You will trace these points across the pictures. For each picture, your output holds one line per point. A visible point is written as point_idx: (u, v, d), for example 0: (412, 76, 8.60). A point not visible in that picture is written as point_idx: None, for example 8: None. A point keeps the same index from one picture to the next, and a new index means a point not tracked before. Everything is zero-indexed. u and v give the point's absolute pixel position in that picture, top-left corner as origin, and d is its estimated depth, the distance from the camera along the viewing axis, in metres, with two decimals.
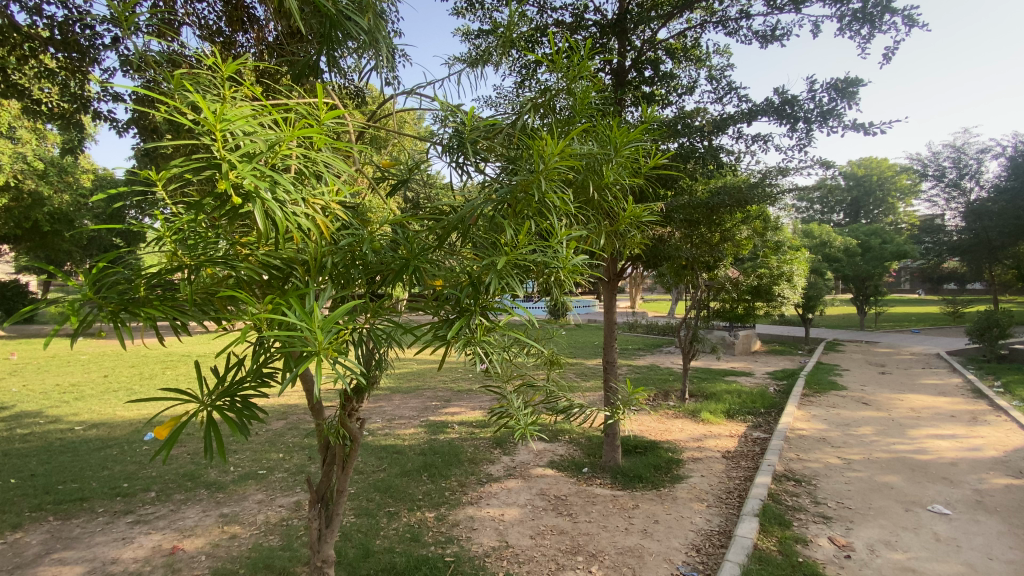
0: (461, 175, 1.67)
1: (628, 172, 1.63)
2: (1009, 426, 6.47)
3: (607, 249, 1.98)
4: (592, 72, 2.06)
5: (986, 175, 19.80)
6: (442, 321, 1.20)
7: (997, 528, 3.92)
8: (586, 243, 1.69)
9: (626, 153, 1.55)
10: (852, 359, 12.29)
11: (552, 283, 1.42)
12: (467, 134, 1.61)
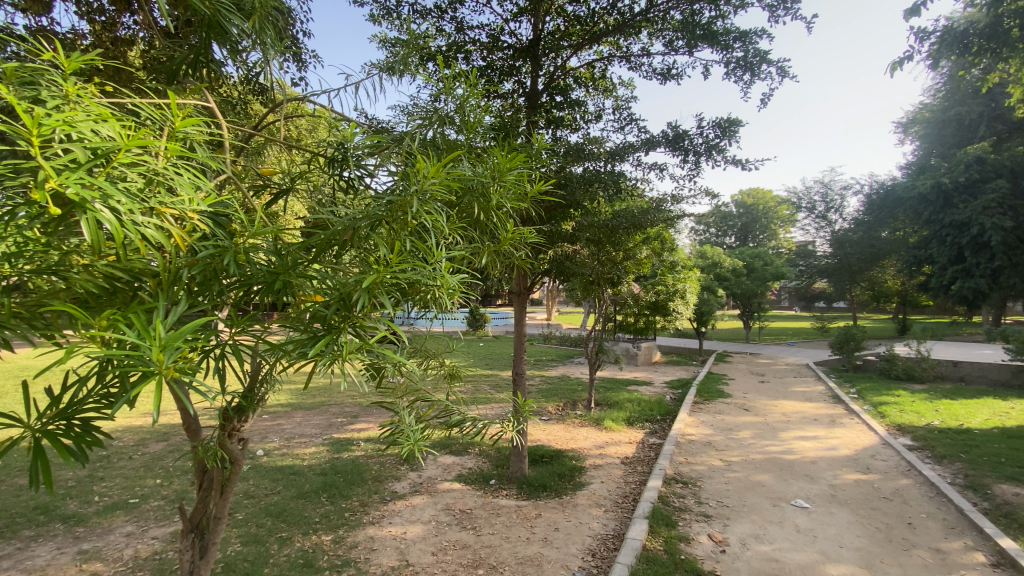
0: (346, 188, 1.68)
1: (512, 196, 1.73)
2: (859, 427, 7.48)
3: (501, 266, 2.07)
4: (487, 97, 2.17)
5: (846, 209, 23.06)
6: (309, 338, 1.18)
7: (845, 518, 4.46)
8: (473, 262, 1.76)
9: (509, 179, 1.66)
10: (738, 369, 13.59)
11: (433, 302, 1.46)
12: (351, 148, 1.62)
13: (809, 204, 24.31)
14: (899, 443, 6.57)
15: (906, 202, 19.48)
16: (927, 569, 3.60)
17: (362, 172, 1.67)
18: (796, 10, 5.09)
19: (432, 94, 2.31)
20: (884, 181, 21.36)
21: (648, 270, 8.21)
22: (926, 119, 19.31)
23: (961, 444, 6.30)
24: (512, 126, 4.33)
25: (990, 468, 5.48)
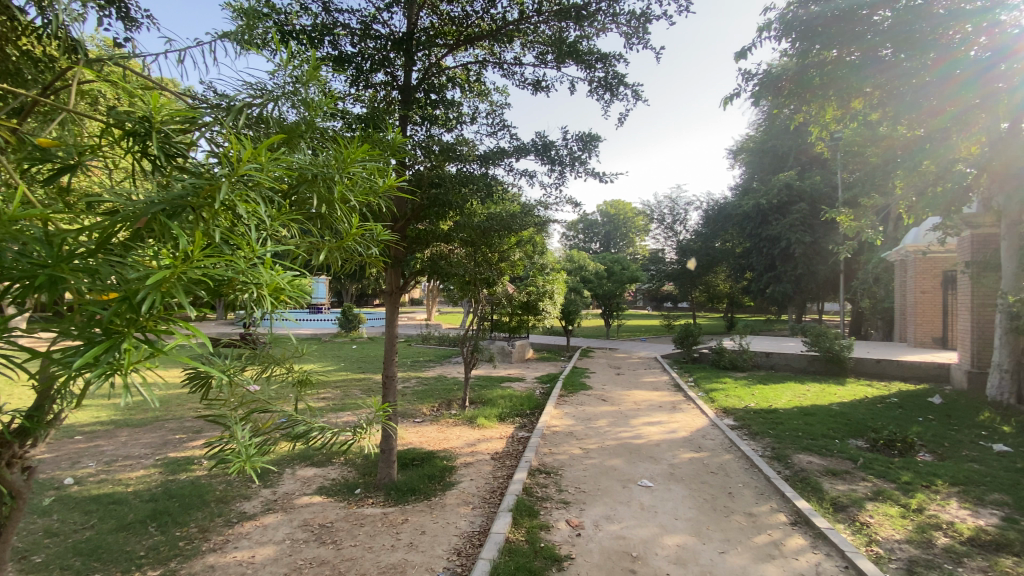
0: (151, 169, 1.48)
1: (355, 191, 1.70)
2: (694, 411, 8.60)
3: (344, 262, 2.02)
4: (331, 83, 2.08)
5: (688, 222, 26.48)
6: (84, 343, 1.03)
7: (681, 493, 5.07)
8: (308, 260, 1.70)
9: (355, 172, 1.65)
10: (599, 363, 14.75)
11: (252, 302, 1.36)
12: (158, 123, 1.43)
13: (659, 216, 27.45)
14: (725, 424, 7.67)
15: (734, 218, 22.92)
16: (742, 530, 4.18)
17: (174, 149, 1.47)
18: (647, 39, 5.65)
19: (273, 71, 2.13)
20: (718, 199, 24.87)
21: (520, 272, 8.52)
22: (750, 148, 22.93)
23: (769, 422, 7.55)
24: (380, 118, 4.15)
25: (788, 440, 6.64)
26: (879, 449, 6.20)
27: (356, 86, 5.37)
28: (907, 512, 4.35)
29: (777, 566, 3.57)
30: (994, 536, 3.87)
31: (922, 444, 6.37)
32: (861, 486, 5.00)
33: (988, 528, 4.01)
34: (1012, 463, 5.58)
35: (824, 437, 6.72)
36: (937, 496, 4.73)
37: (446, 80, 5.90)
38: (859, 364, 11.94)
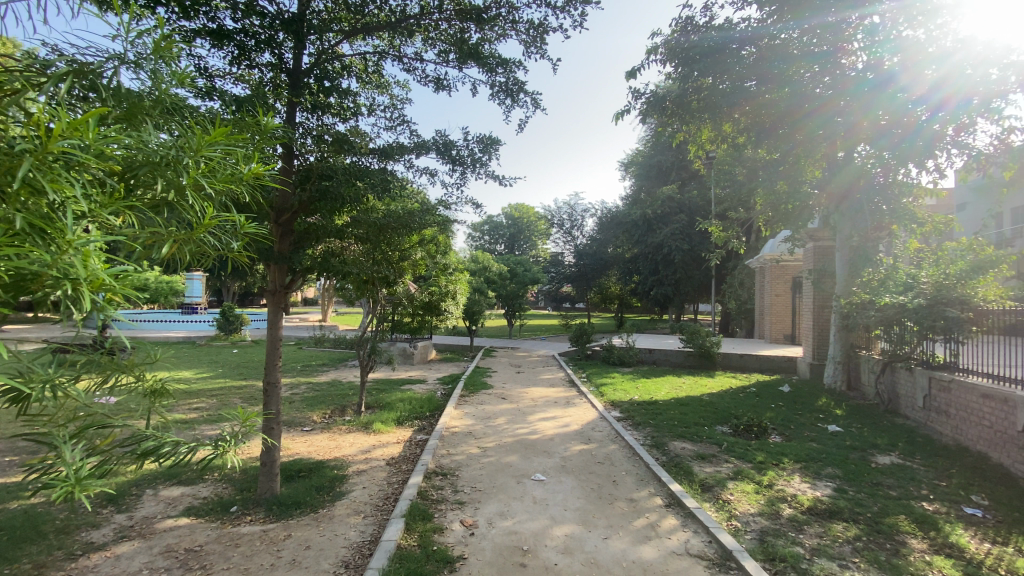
0: None
1: (209, 178, 1.63)
2: (587, 406, 9.07)
3: (196, 257, 1.87)
4: (184, 55, 1.91)
5: (585, 228, 28.11)
6: None
7: (571, 484, 5.32)
8: (150, 250, 1.59)
9: (208, 156, 1.60)
10: (500, 362, 14.97)
11: (69, 302, 1.30)
12: None
13: (559, 221, 28.92)
14: (612, 416, 8.18)
15: (624, 225, 24.57)
16: (625, 516, 4.48)
17: None
18: (545, 50, 5.86)
19: (109, 37, 1.88)
20: (611, 207, 26.52)
21: (420, 271, 8.36)
22: (639, 162, 24.74)
23: (651, 413, 8.19)
24: (266, 101, 3.82)
25: (667, 429, 7.26)
26: (741, 433, 7.02)
27: (238, 66, 4.90)
28: (760, 488, 4.97)
29: (654, 547, 3.88)
30: (825, 504, 4.55)
31: (773, 428, 7.33)
32: (725, 468, 5.62)
33: (821, 498, 4.71)
34: (839, 441, 6.62)
35: (696, 425, 7.44)
36: (783, 473, 5.46)
37: (341, 68, 5.60)
38: (726, 359, 13.40)
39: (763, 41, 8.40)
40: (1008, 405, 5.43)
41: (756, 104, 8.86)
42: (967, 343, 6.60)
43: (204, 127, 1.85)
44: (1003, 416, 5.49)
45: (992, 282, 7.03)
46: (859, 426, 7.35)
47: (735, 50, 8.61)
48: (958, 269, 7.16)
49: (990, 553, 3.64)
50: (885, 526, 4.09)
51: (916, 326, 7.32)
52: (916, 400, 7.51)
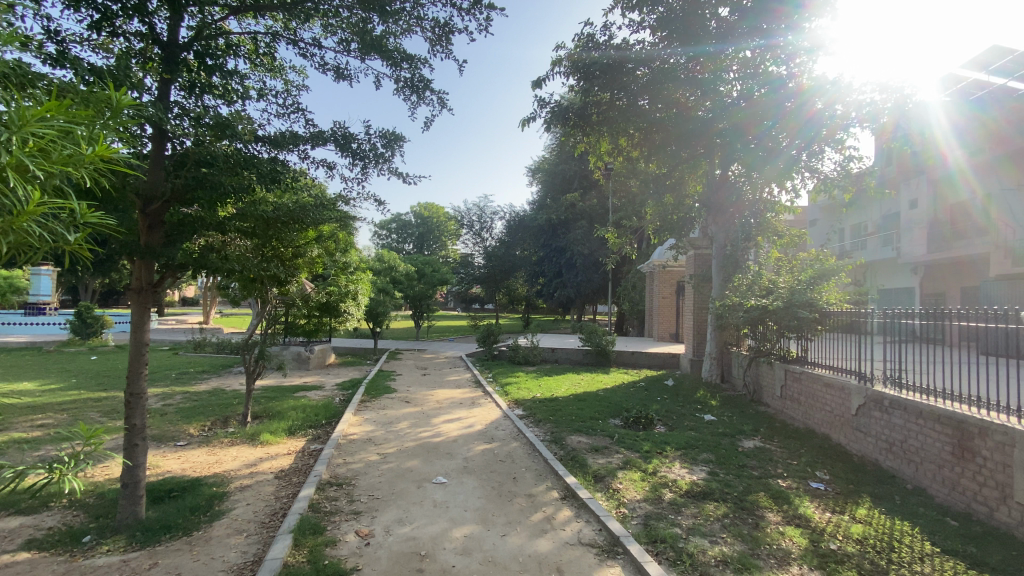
0: None
1: (42, 157, 1.43)
2: (491, 406, 9.16)
3: (24, 250, 1.61)
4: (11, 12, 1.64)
5: (493, 230, 28.35)
6: None
7: (472, 484, 5.33)
8: None
9: (41, 133, 1.40)
10: (404, 365, 14.60)
11: None
12: None
13: (468, 222, 28.85)
14: (514, 415, 8.34)
15: (530, 229, 25.20)
16: (523, 511, 4.59)
17: None
18: (450, 50, 5.82)
19: None
20: (518, 211, 27.07)
21: (318, 270, 7.89)
22: (545, 169, 25.53)
23: (551, 410, 8.48)
24: (130, 74, 3.37)
25: (565, 424, 7.57)
26: (631, 425, 7.53)
27: (96, 31, 4.24)
28: (646, 476, 5.37)
29: (549, 539, 4.01)
30: (700, 487, 5.03)
31: (659, 419, 7.96)
32: (616, 458, 5.99)
33: (697, 481, 5.20)
34: (714, 429, 7.36)
35: (591, 420, 7.85)
36: (667, 460, 5.94)
37: (226, 45, 5.08)
38: (621, 356, 14.30)
39: (655, 63, 9.14)
40: (844, 391, 6.41)
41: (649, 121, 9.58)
42: (814, 340, 7.69)
43: (37, 99, 1.60)
44: (840, 402, 6.48)
45: (833, 287, 8.27)
46: (729, 415, 8.25)
47: (631, 69, 9.32)
48: (811, 275, 8.41)
49: (828, 519, 4.25)
50: (749, 503, 4.61)
51: (776, 325, 8.37)
52: (775, 389, 8.57)
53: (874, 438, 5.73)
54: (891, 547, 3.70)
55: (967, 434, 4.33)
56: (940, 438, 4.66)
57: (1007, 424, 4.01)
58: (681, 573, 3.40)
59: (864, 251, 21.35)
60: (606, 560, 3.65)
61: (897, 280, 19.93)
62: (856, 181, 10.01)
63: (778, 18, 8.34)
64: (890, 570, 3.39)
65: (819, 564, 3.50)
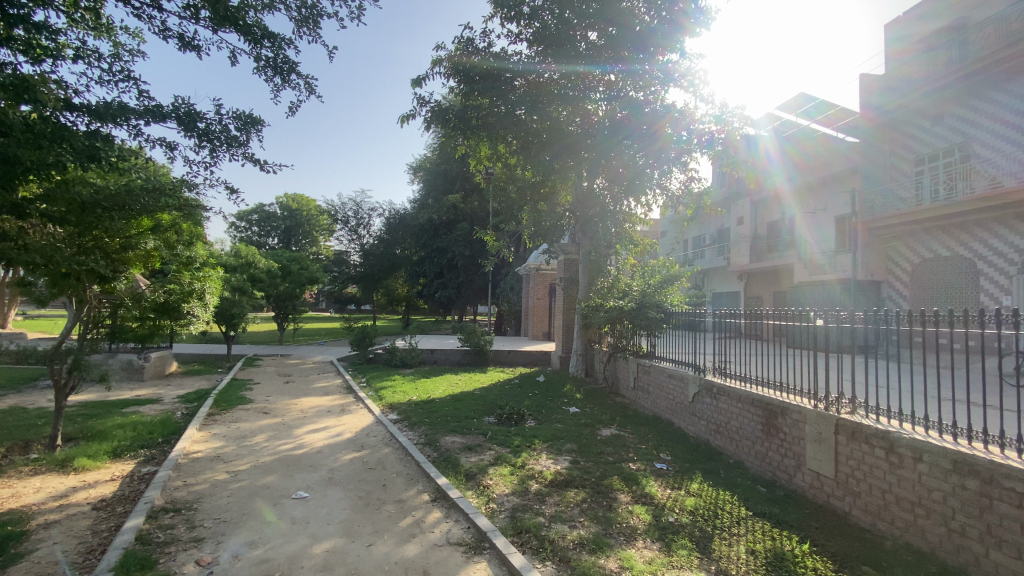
0: None
1: None
2: (362, 412, 8.76)
3: None
4: None
5: (371, 227, 26.95)
6: None
7: (337, 496, 5.03)
8: None
9: None
10: (265, 372, 13.26)
11: None
12: None
13: (343, 217, 26.92)
14: (387, 419, 8.06)
15: (411, 228, 24.63)
16: (390, 518, 4.46)
17: None
18: (319, 34, 5.49)
19: None
20: (398, 209, 26.22)
21: (156, 265, 6.88)
22: (427, 168, 25.17)
23: (426, 412, 8.34)
24: None
25: (440, 425, 7.50)
26: (504, 421, 7.76)
27: None
28: (515, 470, 5.58)
29: (417, 544, 3.96)
30: (563, 475, 5.37)
31: (530, 414, 8.30)
32: (487, 455, 6.13)
33: (560, 470, 5.54)
34: (578, 420, 7.92)
35: (466, 419, 7.90)
36: (535, 453, 6.23)
37: None
38: (497, 355, 14.66)
39: (531, 77, 9.71)
40: (682, 380, 7.35)
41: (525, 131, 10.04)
42: (661, 336, 8.66)
43: None
44: (679, 389, 7.41)
45: (675, 291, 9.46)
46: (591, 406, 8.95)
47: (509, 79, 9.81)
48: (658, 280, 9.51)
49: (668, 496, 4.81)
50: (604, 487, 5.04)
51: (631, 324, 9.29)
52: (629, 381, 9.48)
53: (706, 421, 6.62)
54: (715, 515, 4.31)
55: (774, 414, 5.20)
56: (754, 417, 5.56)
57: (802, 404, 4.89)
58: (542, 559, 3.59)
59: (702, 259, 24.56)
60: (473, 557, 3.71)
61: (726, 285, 23.28)
62: (695, 199, 11.51)
63: (637, 50, 9.19)
64: (713, 534, 3.95)
65: (660, 536, 3.94)
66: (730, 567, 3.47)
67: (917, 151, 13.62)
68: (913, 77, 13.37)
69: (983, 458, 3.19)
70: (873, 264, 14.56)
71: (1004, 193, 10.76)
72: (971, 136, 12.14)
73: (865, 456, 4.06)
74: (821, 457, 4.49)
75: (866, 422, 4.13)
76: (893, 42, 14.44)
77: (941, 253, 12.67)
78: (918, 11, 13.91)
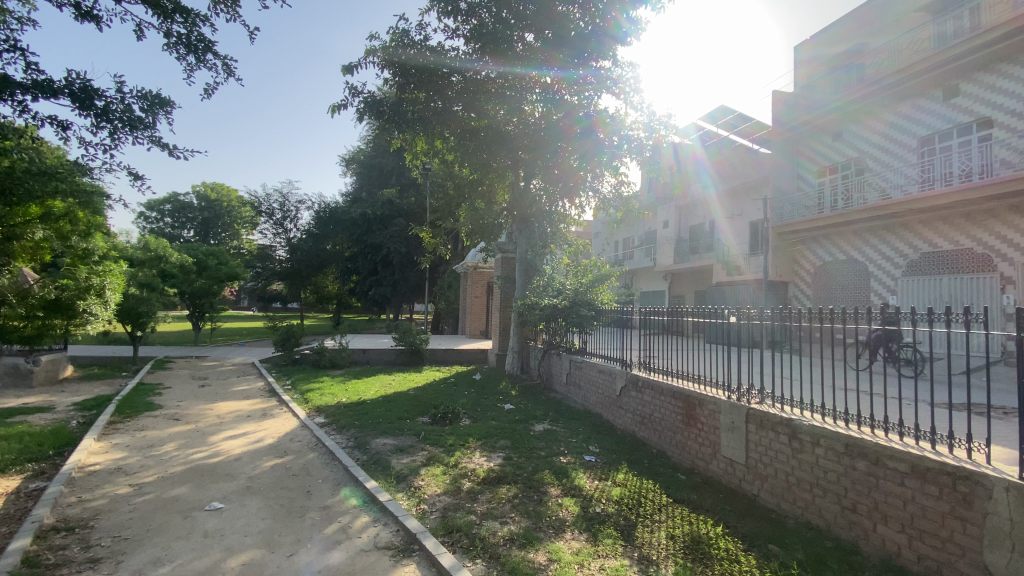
0: None
1: None
2: (285, 416, 8.30)
3: None
4: None
5: (299, 221, 25.59)
6: None
7: (256, 505, 4.74)
8: None
9: None
10: (177, 375, 12.22)
11: None
12: None
13: (268, 210, 25.30)
14: (314, 423, 7.70)
15: (343, 223, 23.68)
16: (315, 526, 4.27)
17: None
18: (238, 14, 5.14)
19: None
20: (329, 202, 25.11)
21: (46, 259, 6.15)
22: (361, 161, 24.31)
23: (356, 415, 8.04)
24: None
25: (370, 428, 7.26)
26: (438, 421, 7.66)
27: None
28: (447, 469, 5.52)
29: (342, 550, 3.81)
30: (495, 472, 5.40)
31: (465, 412, 8.27)
32: (419, 456, 6.02)
33: (493, 467, 5.56)
34: (512, 417, 7.99)
35: (399, 420, 7.72)
36: (468, 451, 6.21)
37: None
38: (433, 354, 14.45)
39: (469, 74, 9.63)
40: (610, 375, 7.62)
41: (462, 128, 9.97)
42: (592, 333, 8.94)
43: None
44: (607, 384, 7.69)
45: (606, 290, 9.80)
46: (525, 403, 9.06)
47: (446, 75, 9.71)
48: (590, 279, 9.83)
49: (595, 487, 4.98)
50: (535, 481, 5.12)
51: (564, 322, 9.50)
52: (562, 377, 9.69)
53: (631, 413, 6.91)
54: (639, 503, 4.52)
55: (692, 405, 5.53)
56: (674, 409, 5.88)
57: (717, 395, 5.23)
58: (473, 557, 3.59)
59: (631, 259, 25.60)
60: (401, 560, 3.64)
61: (653, 284, 24.43)
62: (624, 202, 11.97)
63: (572, 55, 9.35)
64: (636, 522, 4.14)
65: (587, 527, 4.06)
66: (652, 552, 3.65)
67: (821, 164, 15.01)
68: (817, 96, 14.76)
69: (870, 441, 3.56)
70: (782, 265, 15.76)
71: (890, 204, 12.10)
72: (866, 153, 13.57)
73: (771, 442, 4.41)
74: (734, 444, 4.83)
75: (772, 411, 4.49)
76: (801, 63, 15.89)
77: (838, 256, 14.04)
78: (822, 37, 15.33)
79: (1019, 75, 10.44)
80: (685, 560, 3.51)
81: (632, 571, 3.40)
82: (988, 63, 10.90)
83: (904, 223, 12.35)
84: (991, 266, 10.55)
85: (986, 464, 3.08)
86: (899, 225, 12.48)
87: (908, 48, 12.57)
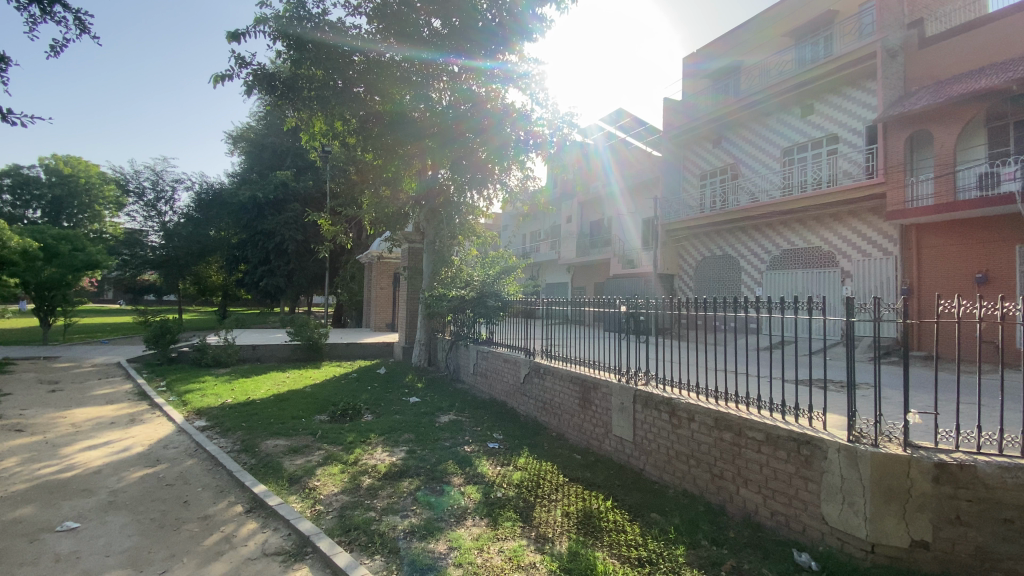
0: None
1: None
2: (159, 421, 7.44)
3: None
4: None
5: (176, 202, 22.97)
6: None
7: (122, 521, 4.21)
8: None
9: None
10: (19, 379, 10.39)
11: None
12: None
13: (136, 189, 22.42)
14: (193, 427, 6.98)
15: (229, 206, 21.52)
16: (192, 538, 3.90)
17: None
18: None
19: None
20: (211, 182, 22.72)
21: None
22: (250, 140, 22.26)
23: (244, 416, 7.43)
24: None
25: (260, 429, 6.74)
26: (337, 418, 7.34)
27: None
28: (346, 467, 5.32)
29: (225, 561, 3.54)
30: (398, 466, 5.31)
31: (367, 408, 8.01)
32: (316, 456, 5.73)
33: (395, 462, 5.46)
34: (416, 409, 7.89)
35: (293, 420, 7.25)
36: (369, 448, 6.03)
37: None
38: (333, 349, 13.78)
39: (372, 54, 9.24)
40: (514, 363, 7.83)
41: (366, 112, 9.54)
42: (498, 324, 9.11)
43: None
44: (512, 372, 7.89)
45: (513, 282, 10.03)
46: (431, 395, 8.98)
47: (347, 54, 9.21)
48: (497, 270, 10.03)
49: (497, 473, 5.09)
50: (438, 472, 5.12)
51: (471, 313, 9.68)
52: (469, 368, 9.72)
53: (534, 400, 7.18)
54: (537, 485, 4.71)
55: (588, 389, 5.87)
56: (572, 393, 6.19)
57: (610, 379, 5.60)
58: (371, 554, 3.51)
59: (537, 253, 26.31)
60: (293, 565, 3.46)
61: (558, 276, 25.30)
62: (532, 197, 12.16)
63: (479, 45, 9.38)
64: (535, 502, 4.32)
65: (488, 512, 4.16)
66: (547, 530, 3.83)
67: (703, 168, 16.42)
68: (701, 104, 16.16)
69: (735, 415, 4.03)
70: (670, 257, 17.01)
71: (755, 208, 13.73)
72: (741, 160, 15.10)
73: (654, 420, 4.82)
74: (624, 424, 5.20)
75: (656, 392, 4.91)
76: (687, 74, 17.28)
77: (717, 252, 15.59)
78: (704, 50, 16.75)
79: (859, 99, 12.29)
80: (578, 535, 3.73)
81: (529, 550, 3.54)
82: (836, 86, 12.70)
83: (769, 224, 14.02)
84: (835, 262, 12.36)
85: (823, 429, 3.63)
86: (764, 225, 14.16)
87: (773, 67, 14.24)
